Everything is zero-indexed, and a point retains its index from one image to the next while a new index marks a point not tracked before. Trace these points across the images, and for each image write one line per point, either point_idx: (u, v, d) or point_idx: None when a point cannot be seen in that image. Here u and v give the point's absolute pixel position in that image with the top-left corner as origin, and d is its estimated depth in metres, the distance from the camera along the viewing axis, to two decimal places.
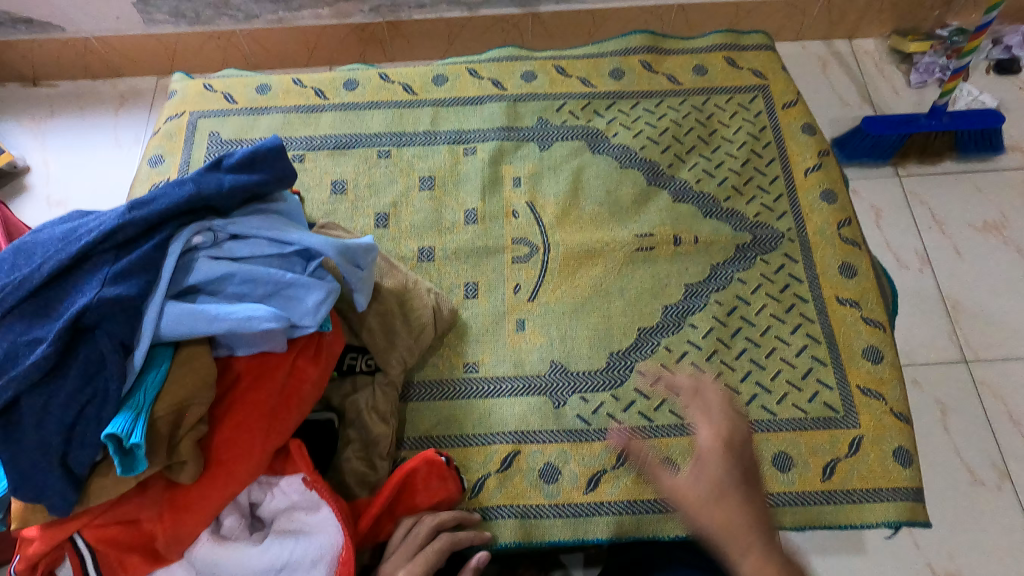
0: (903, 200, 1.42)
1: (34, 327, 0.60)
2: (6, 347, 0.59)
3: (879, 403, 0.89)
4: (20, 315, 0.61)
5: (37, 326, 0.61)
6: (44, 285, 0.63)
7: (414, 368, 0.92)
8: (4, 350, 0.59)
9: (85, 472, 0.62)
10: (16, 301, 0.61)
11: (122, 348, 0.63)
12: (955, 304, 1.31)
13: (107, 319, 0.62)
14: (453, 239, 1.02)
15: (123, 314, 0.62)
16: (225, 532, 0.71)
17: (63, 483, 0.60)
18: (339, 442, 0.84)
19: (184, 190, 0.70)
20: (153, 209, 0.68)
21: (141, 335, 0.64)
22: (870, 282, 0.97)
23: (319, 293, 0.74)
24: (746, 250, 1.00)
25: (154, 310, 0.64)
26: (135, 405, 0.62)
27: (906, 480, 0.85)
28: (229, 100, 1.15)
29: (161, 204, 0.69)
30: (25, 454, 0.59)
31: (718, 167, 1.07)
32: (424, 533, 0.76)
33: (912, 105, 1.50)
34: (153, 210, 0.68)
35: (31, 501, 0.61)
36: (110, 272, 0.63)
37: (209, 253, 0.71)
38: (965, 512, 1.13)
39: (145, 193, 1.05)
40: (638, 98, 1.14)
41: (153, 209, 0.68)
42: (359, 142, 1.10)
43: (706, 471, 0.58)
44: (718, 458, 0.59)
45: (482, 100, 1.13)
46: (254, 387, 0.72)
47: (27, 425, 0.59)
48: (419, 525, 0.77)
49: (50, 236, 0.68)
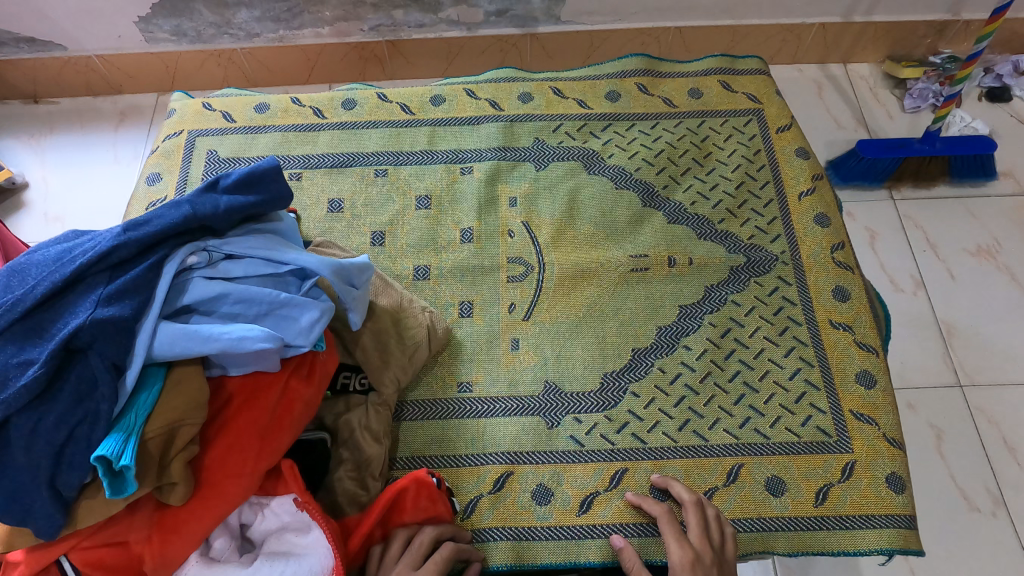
0: (896, 224, 1.43)
1: (26, 348, 0.60)
2: None
3: (872, 427, 0.89)
4: (12, 336, 0.61)
5: (29, 347, 0.61)
6: (37, 307, 0.62)
7: (409, 387, 0.92)
8: None
9: (74, 494, 0.61)
10: (7, 323, 0.61)
11: (114, 369, 0.63)
12: (949, 328, 1.31)
13: (100, 340, 0.61)
14: (448, 258, 1.02)
15: (116, 335, 0.62)
16: (214, 555, 0.70)
17: (51, 506, 0.60)
18: (331, 461, 0.83)
19: (180, 211, 0.70)
20: (148, 230, 0.68)
21: (134, 356, 0.64)
22: (863, 305, 0.98)
23: (314, 312, 0.74)
24: (739, 272, 1.00)
25: (147, 332, 0.64)
26: (126, 426, 0.62)
27: (899, 507, 0.85)
28: (228, 119, 1.15)
29: (156, 225, 0.69)
30: (13, 477, 0.58)
31: (713, 189, 1.08)
32: (427, 541, 0.77)
33: (905, 130, 1.52)
34: (148, 232, 0.68)
35: (18, 523, 0.60)
36: (104, 294, 0.63)
37: (203, 273, 0.72)
38: (959, 536, 1.12)
39: (142, 211, 1.05)
40: (634, 120, 1.15)
41: (149, 231, 0.68)
42: (357, 161, 1.10)
43: None
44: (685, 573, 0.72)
45: (480, 120, 1.14)
46: (247, 406, 0.72)
47: (15, 447, 0.58)
48: (420, 535, 0.77)
49: (45, 258, 0.68)
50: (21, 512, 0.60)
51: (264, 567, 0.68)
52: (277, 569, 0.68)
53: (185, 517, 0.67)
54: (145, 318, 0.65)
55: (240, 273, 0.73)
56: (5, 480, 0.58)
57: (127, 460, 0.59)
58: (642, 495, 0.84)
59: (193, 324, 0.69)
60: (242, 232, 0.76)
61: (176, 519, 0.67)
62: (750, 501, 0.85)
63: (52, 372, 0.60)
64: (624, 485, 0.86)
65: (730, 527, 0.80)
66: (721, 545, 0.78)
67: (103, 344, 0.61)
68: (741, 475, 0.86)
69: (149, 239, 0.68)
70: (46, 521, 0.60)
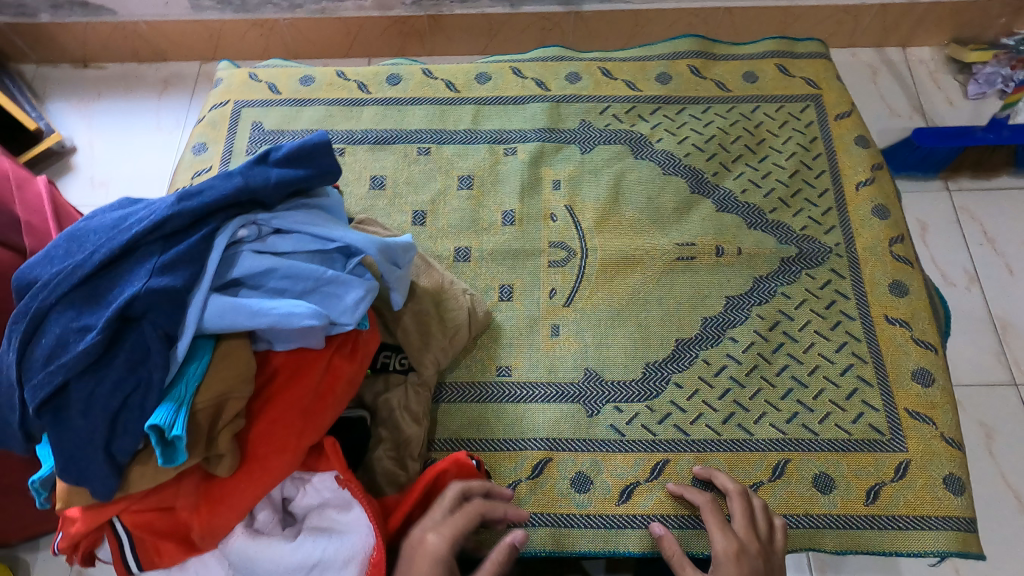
0: (953, 216, 1.37)
1: (84, 313, 0.62)
2: (57, 334, 0.60)
3: (928, 427, 0.86)
4: (71, 302, 0.62)
5: (87, 313, 0.62)
6: (94, 274, 0.63)
7: (448, 369, 0.92)
8: (57, 337, 0.60)
9: (127, 459, 0.63)
10: (67, 288, 0.62)
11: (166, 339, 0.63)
12: (1006, 326, 1.26)
13: (154, 310, 0.62)
14: (490, 240, 1.01)
15: (169, 306, 0.63)
16: (258, 527, 0.71)
17: (105, 470, 0.61)
18: (371, 439, 0.83)
19: (232, 182, 0.70)
20: (201, 201, 0.68)
21: (184, 326, 0.64)
22: (921, 301, 0.94)
23: (359, 289, 0.74)
24: (791, 263, 0.97)
25: (198, 303, 0.65)
26: (176, 398, 0.63)
27: (956, 509, 0.82)
28: (273, 91, 1.15)
29: (209, 195, 0.69)
30: (71, 439, 0.60)
31: (765, 177, 1.04)
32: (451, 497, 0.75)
33: (968, 117, 1.44)
34: (202, 203, 0.68)
35: (74, 483, 0.62)
36: (158, 263, 0.64)
37: (252, 247, 0.72)
38: (1007, 541, 1.09)
39: (187, 180, 1.06)
40: (685, 103, 1.11)
41: (202, 201, 0.68)
42: (400, 138, 1.09)
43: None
44: (731, 564, 0.72)
45: (525, 100, 1.12)
46: (292, 383, 0.72)
47: (74, 411, 0.60)
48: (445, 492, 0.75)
49: (104, 225, 0.69)
50: (77, 474, 0.61)
51: (307, 543, 0.68)
52: (320, 546, 0.68)
53: (230, 490, 0.68)
54: (198, 289, 0.65)
55: (288, 248, 0.73)
56: (63, 441, 0.60)
57: (179, 432, 0.61)
58: (683, 486, 0.83)
59: (241, 298, 0.69)
60: (290, 207, 0.76)
61: (222, 491, 0.68)
62: (797, 498, 0.83)
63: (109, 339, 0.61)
64: (666, 476, 0.85)
65: (779, 520, 0.78)
66: (768, 535, 0.76)
67: (157, 314, 0.62)
68: (787, 471, 0.84)
69: (201, 210, 0.68)
70: (100, 483, 0.62)
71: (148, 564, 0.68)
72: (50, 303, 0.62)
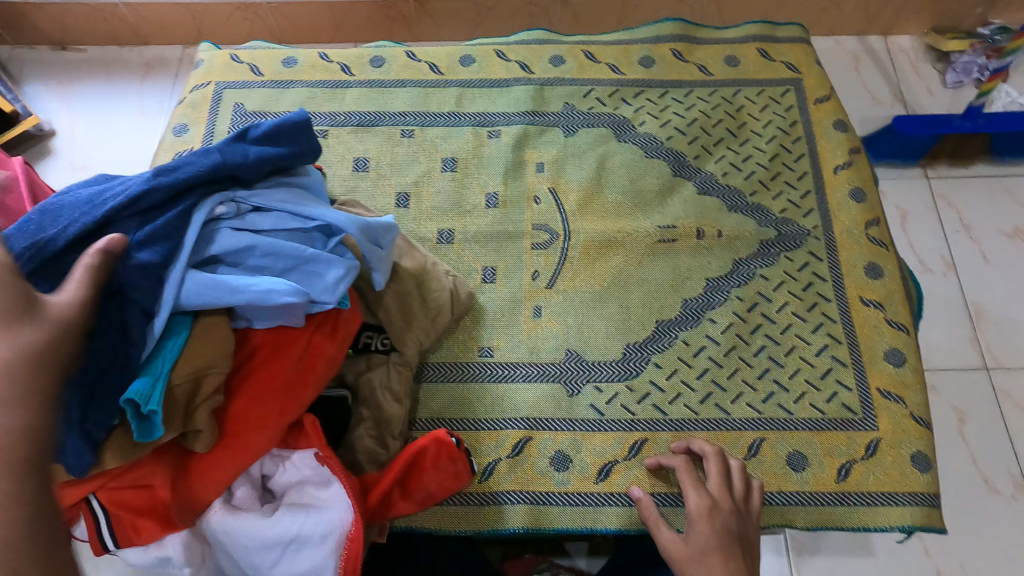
0: (930, 202, 1.39)
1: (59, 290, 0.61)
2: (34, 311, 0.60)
3: (900, 406, 0.88)
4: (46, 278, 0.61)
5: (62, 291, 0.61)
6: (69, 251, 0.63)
7: (430, 350, 0.92)
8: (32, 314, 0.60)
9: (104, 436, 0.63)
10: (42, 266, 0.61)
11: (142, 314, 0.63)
12: (979, 310, 1.28)
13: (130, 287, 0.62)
14: (473, 222, 1.01)
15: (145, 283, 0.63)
16: (236, 503, 0.72)
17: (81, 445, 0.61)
18: (352, 419, 0.84)
19: (210, 158, 0.70)
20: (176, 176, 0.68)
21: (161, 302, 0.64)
22: (896, 284, 0.96)
23: (338, 269, 0.73)
24: (770, 246, 0.98)
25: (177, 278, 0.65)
26: (153, 372, 0.63)
27: (924, 485, 0.84)
28: (255, 72, 1.14)
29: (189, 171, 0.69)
30: None
31: (746, 161, 1.05)
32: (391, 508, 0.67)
33: (946, 105, 1.46)
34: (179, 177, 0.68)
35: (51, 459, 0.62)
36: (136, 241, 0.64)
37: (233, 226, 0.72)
38: (977, 519, 1.12)
39: (167, 162, 1.06)
40: (667, 87, 1.12)
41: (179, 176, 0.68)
42: (383, 120, 1.09)
43: (694, 535, 0.72)
44: (704, 521, 0.73)
45: (509, 83, 1.12)
46: (272, 360, 0.73)
47: None
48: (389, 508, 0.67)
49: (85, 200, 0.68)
50: None
51: (286, 518, 0.69)
52: (299, 521, 0.69)
53: (211, 465, 0.69)
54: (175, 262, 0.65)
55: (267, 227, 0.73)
56: None
57: (156, 405, 0.61)
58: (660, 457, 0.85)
59: (219, 274, 0.69)
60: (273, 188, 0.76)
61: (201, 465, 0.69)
62: (772, 475, 0.84)
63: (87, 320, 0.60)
64: (644, 454, 0.86)
65: (757, 480, 0.80)
66: (745, 495, 0.78)
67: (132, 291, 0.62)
68: (763, 449, 0.86)
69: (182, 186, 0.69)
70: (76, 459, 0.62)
71: (126, 542, 0.68)
72: (24, 274, 0.61)
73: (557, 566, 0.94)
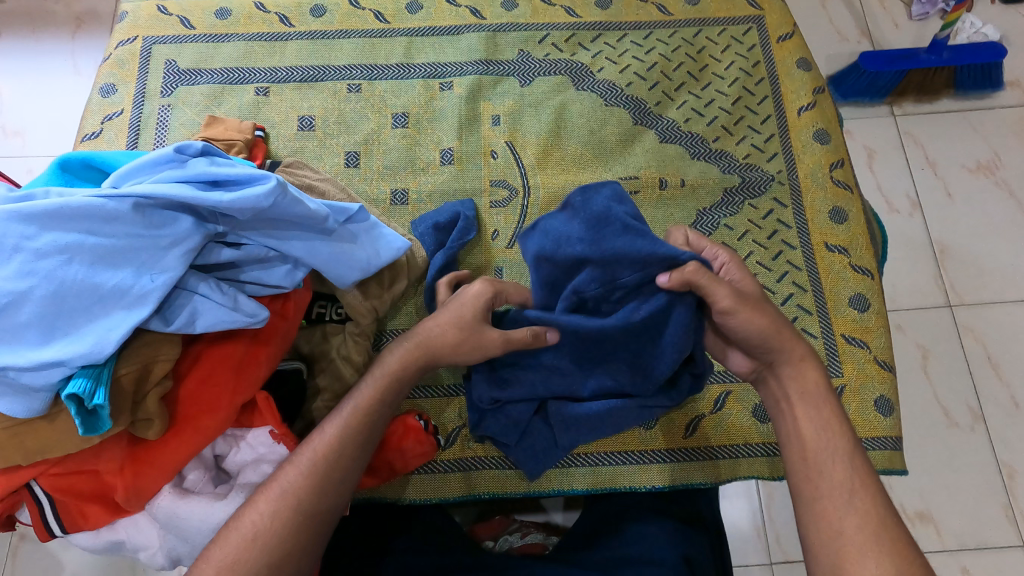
0: (897, 141, 1.37)
1: (93, 270, 0.59)
2: (53, 272, 0.58)
3: (863, 351, 0.88)
4: (69, 254, 0.59)
5: (86, 269, 0.59)
6: (78, 227, 0.59)
7: (388, 316, 0.89)
8: (45, 275, 0.57)
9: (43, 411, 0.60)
10: (104, 251, 0.60)
11: (89, 316, 0.59)
12: (944, 249, 1.28)
13: (79, 294, 0.59)
14: (427, 180, 0.97)
15: (100, 292, 0.59)
16: (188, 486, 0.71)
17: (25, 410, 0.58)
18: (309, 391, 0.82)
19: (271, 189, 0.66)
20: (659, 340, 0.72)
21: (137, 304, 0.60)
22: (860, 226, 0.94)
23: (381, 253, 0.79)
24: (733, 193, 0.96)
25: (160, 283, 0.62)
26: (99, 365, 0.60)
27: (886, 430, 0.84)
28: (186, 25, 1.06)
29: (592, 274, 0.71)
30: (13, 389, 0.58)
31: (708, 105, 1.01)
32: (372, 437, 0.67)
33: (911, 39, 1.43)
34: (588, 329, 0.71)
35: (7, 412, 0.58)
36: (93, 240, 0.60)
37: (142, 207, 0.62)
38: (939, 452, 1.14)
39: (96, 126, 0.99)
40: (626, 29, 1.07)
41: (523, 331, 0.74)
42: (327, 75, 1.03)
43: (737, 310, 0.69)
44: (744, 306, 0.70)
45: (459, 30, 1.06)
46: (222, 340, 0.71)
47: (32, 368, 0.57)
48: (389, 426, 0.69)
49: (122, 197, 0.61)
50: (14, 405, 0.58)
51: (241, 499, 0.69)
52: None
53: (161, 450, 0.67)
54: (145, 280, 0.61)
55: (225, 200, 0.63)
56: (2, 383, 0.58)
57: (100, 400, 0.58)
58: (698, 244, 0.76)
59: (200, 289, 0.66)
60: (168, 154, 0.66)
61: (149, 451, 0.67)
62: (736, 428, 0.85)
63: (73, 302, 0.59)
64: None
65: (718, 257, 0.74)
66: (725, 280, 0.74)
67: (88, 297, 0.59)
68: (727, 403, 0.86)
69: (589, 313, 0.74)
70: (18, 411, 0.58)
71: (73, 526, 0.68)
72: (79, 244, 0.59)
73: (527, 525, 0.94)
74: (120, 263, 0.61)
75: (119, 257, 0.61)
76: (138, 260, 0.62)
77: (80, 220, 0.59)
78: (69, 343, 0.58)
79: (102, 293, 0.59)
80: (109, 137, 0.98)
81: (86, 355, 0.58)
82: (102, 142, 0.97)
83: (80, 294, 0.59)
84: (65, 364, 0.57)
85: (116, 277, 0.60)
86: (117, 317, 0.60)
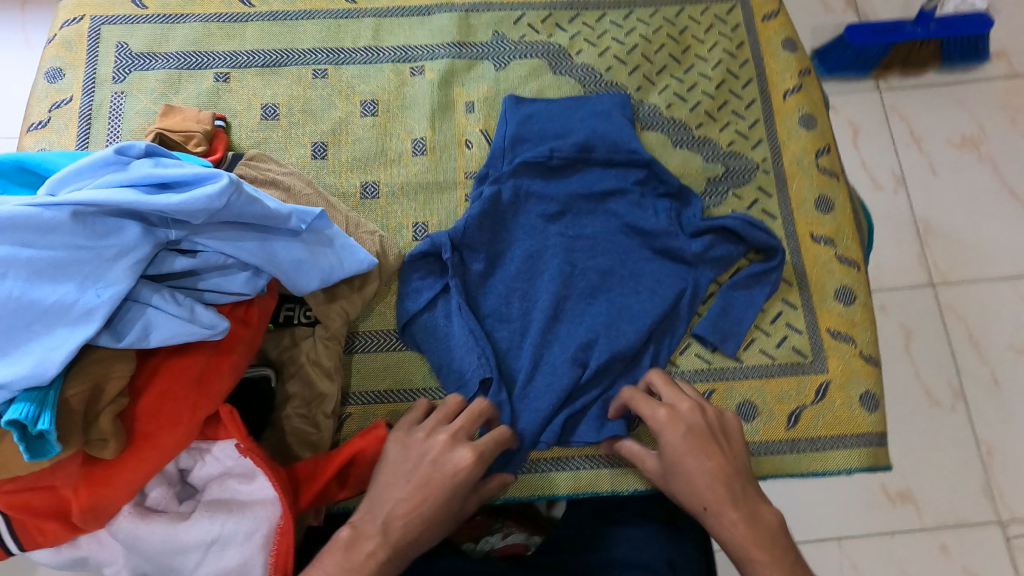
0: (883, 117, 1.34)
1: (31, 286, 0.55)
2: None
3: (849, 346, 0.85)
4: (3, 270, 0.54)
5: (21, 286, 0.55)
6: (13, 238, 0.55)
7: (359, 317, 0.85)
8: None
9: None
10: (43, 265, 0.56)
11: (30, 336, 0.55)
12: (928, 228, 1.26)
13: (16, 313, 0.54)
14: (399, 171, 0.92)
15: (39, 310, 0.55)
16: (151, 504, 0.68)
17: None
18: (279, 399, 0.79)
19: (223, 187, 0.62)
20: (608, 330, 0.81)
21: (82, 321, 0.57)
22: (847, 216, 0.91)
23: (345, 261, 0.76)
24: (717, 183, 0.93)
25: (108, 298, 0.58)
26: (43, 388, 0.56)
27: (871, 426, 0.83)
28: (138, 5, 1.00)
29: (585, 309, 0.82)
30: None
31: (691, 89, 0.97)
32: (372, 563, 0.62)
33: (898, 12, 1.39)
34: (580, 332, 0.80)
35: None
36: (31, 253, 0.55)
37: (82, 215, 0.58)
38: (921, 433, 1.14)
39: (43, 114, 0.93)
40: (605, 9, 1.02)
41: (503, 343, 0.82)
42: (291, 60, 0.97)
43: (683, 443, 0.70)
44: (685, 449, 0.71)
45: (431, 10, 1.01)
46: (181, 353, 0.68)
47: None
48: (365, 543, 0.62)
49: (60, 204, 0.57)
50: None
51: (205, 519, 0.65)
52: (219, 521, 0.66)
53: (118, 469, 0.64)
54: (90, 296, 0.57)
55: (174, 202, 0.59)
56: None
57: (45, 426, 0.54)
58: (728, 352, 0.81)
59: (155, 301, 0.62)
60: (108, 155, 0.62)
61: (106, 471, 0.63)
62: None
63: (10, 322, 0.54)
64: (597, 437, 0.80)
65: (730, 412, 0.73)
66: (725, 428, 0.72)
67: (25, 315, 0.55)
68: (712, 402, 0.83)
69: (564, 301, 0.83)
70: None
71: (32, 544, 0.65)
72: (14, 257, 0.55)
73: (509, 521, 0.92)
74: (62, 277, 0.57)
75: (60, 269, 0.57)
76: (81, 274, 0.58)
77: (14, 231, 0.55)
78: (8, 365, 0.54)
79: (42, 310, 0.55)
80: (57, 127, 0.92)
81: (27, 378, 0.54)
82: (51, 132, 0.91)
83: (16, 312, 0.54)
84: (5, 388, 0.53)
85: (58, 292, 0.56)
86: (60, 336, 0.56)
